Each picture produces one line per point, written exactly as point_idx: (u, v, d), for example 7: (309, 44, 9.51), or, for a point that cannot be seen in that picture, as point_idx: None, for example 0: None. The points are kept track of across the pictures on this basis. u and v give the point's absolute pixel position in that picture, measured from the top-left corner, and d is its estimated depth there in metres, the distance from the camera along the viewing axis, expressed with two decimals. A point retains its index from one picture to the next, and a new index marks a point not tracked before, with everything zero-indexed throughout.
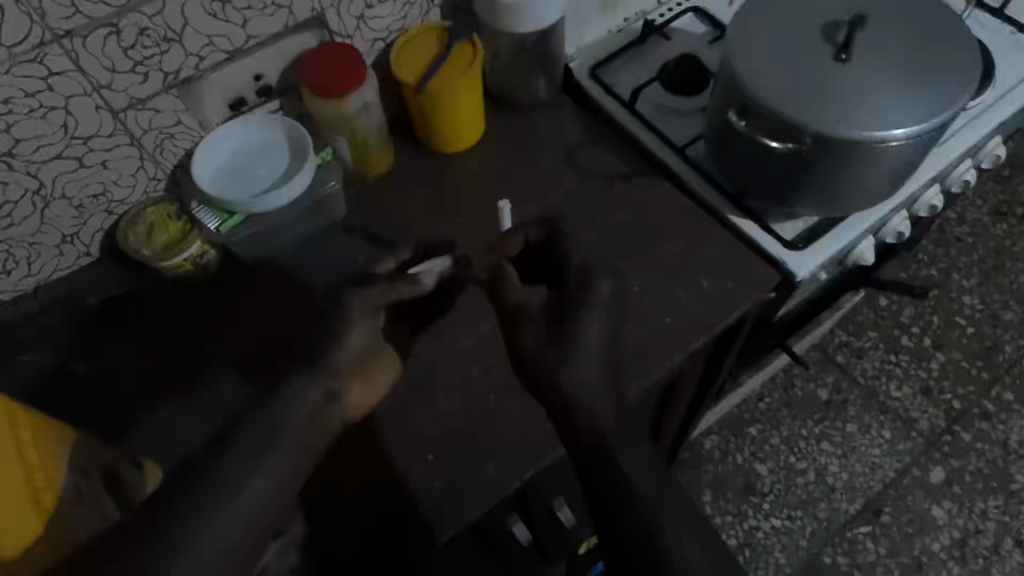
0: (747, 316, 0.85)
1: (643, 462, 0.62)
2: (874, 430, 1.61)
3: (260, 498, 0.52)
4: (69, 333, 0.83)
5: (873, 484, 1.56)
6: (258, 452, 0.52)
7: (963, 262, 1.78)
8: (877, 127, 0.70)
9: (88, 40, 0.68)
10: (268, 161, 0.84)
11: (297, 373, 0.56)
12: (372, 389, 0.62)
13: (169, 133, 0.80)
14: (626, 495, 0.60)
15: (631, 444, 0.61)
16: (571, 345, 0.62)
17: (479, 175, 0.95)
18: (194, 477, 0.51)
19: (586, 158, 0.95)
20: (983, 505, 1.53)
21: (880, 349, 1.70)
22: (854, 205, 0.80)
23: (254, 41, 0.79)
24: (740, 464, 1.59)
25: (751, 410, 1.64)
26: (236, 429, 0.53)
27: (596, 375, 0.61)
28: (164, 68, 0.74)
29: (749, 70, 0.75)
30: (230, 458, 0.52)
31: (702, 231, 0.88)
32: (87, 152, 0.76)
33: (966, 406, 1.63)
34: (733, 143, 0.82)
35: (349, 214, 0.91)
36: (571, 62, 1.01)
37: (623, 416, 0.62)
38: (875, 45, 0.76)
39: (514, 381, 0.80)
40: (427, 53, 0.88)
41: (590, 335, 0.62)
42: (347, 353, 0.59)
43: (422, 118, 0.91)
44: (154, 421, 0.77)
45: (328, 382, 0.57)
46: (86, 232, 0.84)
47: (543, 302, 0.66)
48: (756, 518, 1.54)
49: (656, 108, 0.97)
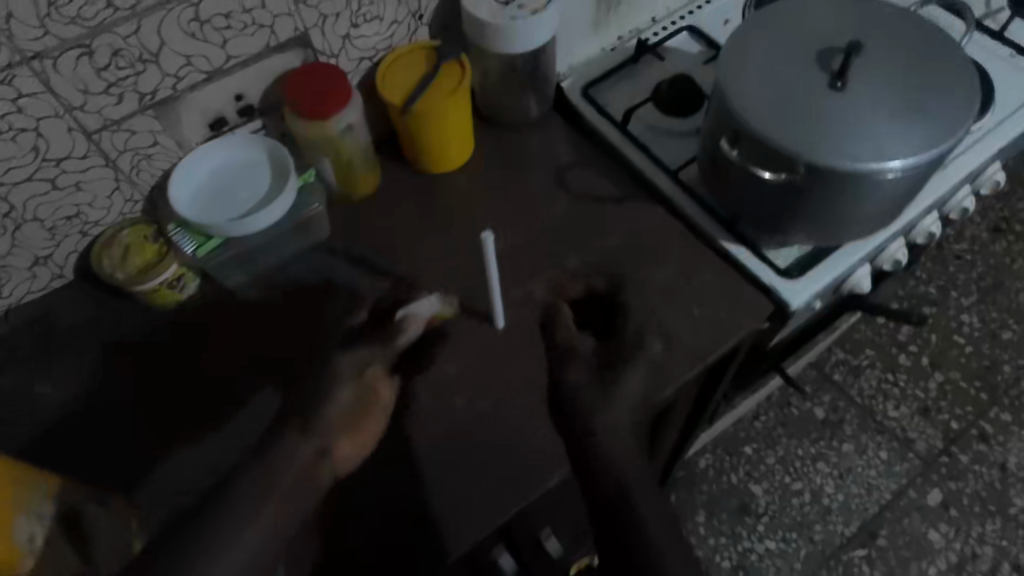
0: (741, 346, 0.83)
1: (652, 496, 0.62)
2: (871, 451, 1.58)
3: (252, 544, 0.59)
4: (40, 358, 0.82)
5: (869, 506, 1.53)
6: (252, 503, 0.60)
7: (961, 279, 1.76)
8: (872, 158, 0.68)
9: (59, 61, 0.67)
10: (249, 183, 0.82)
11: (289, 435, 0.64)
12: (365, 439, 0.69)
13: (146, 154, 0.79)
14: (635, 523, 0.60)
15: (642, 481, 0.63)
16: (610, 391, 0.67)
17: (467, 196, 0.93)
18: (194, 526, 0.59)
19: (577, 179, 0.93)
20: (981, 529, 1.51)
21: (877, 368, 1.67)
22: (848, 234, 0.78)
23: (235, 61, 0.78)
24: (734, 484, 1.57)
25: (746, 428, 1.62)
26: (234, 481, 0.62)
27: (626, 422, 0.66)
28: (140, 89, 0.73)
29: (740, 98, 0.73)
30: (224, 509, 0.60)
31: (695, 256, 0.86)
32: (59, 174, 0.75)
33: (963, 426, 1.60)
34: (725, 170, 0.80)
35: (332, 235, 0.89)
36: (563, 80, 1.00)
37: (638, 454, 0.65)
38: (872, 72, 0.73)
39: (498, 411, 0.77)
40: (414, 72, 0.86)
41: (629, 387, 0.68)
42: (338, 409, 0.67)
43: (410, 138, 0.89)
44: (123, 450, 0.76)
45: (318, 442, 0.65)
46: (59, 254, 0.83)
47: (592, 350, 0.73)
48: (751, 540, 1.51)
49: (648, 129, 0.95)
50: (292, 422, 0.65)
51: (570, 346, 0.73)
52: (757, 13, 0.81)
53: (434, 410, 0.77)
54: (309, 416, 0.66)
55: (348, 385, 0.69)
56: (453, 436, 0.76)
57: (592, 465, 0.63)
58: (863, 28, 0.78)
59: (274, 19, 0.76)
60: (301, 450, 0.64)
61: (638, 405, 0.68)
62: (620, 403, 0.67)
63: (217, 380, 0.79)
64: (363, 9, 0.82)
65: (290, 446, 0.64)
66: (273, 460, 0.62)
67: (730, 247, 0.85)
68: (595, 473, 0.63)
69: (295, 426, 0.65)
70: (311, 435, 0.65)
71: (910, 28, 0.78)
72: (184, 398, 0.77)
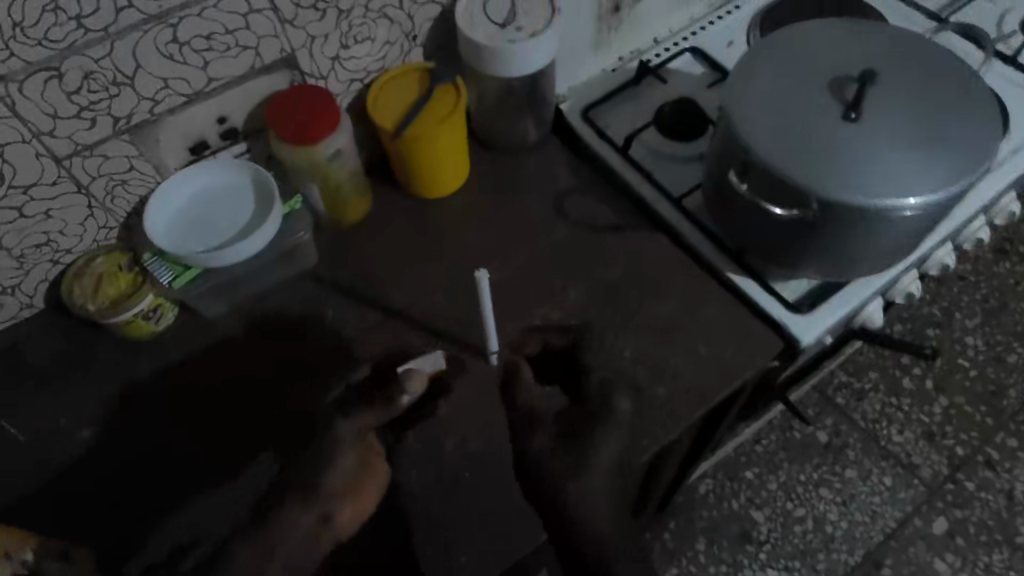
0: (746, 386, 0.80)
1: (634, 568, 0.66)
2: (875, 477, 1.41)
3: None
4: (9, 392, 0.78)
5: (873, 534, 1.36)
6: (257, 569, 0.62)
7: (964, 302, 1.58)
8: (890, 194, 0.65)
9: (26, 84, 0.63)
10: (230, 210, 0.78)
11: (293, 502, 0.64)
12: (364, 505, 0.65)
13: (121, 179, 0.76)
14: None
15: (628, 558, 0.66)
16: (583, 458, 0.68)
17: (461, 223, 0.89)
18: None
19: (576, 206, 0.90)
20: (988, 559, 1.34)
21: (880, 392, 1.49)
22: (860, 269, 0.75)
23: (217, 84, 0.74)
24: (734, 510, 1.39)
25: (747, 452, 1.44)
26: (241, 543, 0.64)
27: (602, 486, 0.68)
28: (114, 112, 0.70)
29: (748, 127, 0.70)
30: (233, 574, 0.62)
31: (698, 289, 0.83)
32: (28, 202, 0.71)
33: (969, 452, 1.42)
34: (731, 201, 0.76)
35: (319, 264, 0.85)
36: (561, 103, 0.96)
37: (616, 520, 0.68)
38: (888, 103, 0.70)
39: (492, 457, 0.73)
40: (407, 95, 0.82)
41: (602, 454, 0.69)
42: (340, 475, 0.65)
43: (401, 161, 0.85)
44: (95, 491, 0.73)
45: (323, 507, 0.64)
46: (28, 283, 0.79)
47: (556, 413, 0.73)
48: (752, 571, 1.34)
49: (651, 154, 0.92)
50: (295, 489, 0.64)
51: (531, 409, 0.73)
52: (766, 38, 0.77)
53: (423, 455, 0.73)
54: (310, 485, 0.64)
55: (348, 451, 0.66)
56: (444, 480, 0.72)
57: (568, 526, 0.66)
58: (877, 55, 0.74)
59: (259, 40, 0.73)
60: (301, 521, 0.63)
61: (616, 467, 0.69)
62: (596, 469, 0.68)
63: (195, 417, 0.76)
64: (354, 30, 0.78)
65: (292, 513, 0.63)
66: (275, 529, 0.63)
67: (736, 279, 0.82)
68: (571, 534, 0.66)
69: (296, 496, 0.64)
70: (311, 506, 0.64)
71: (926, 55, 0.74)
72: (164, 446, 0.75)
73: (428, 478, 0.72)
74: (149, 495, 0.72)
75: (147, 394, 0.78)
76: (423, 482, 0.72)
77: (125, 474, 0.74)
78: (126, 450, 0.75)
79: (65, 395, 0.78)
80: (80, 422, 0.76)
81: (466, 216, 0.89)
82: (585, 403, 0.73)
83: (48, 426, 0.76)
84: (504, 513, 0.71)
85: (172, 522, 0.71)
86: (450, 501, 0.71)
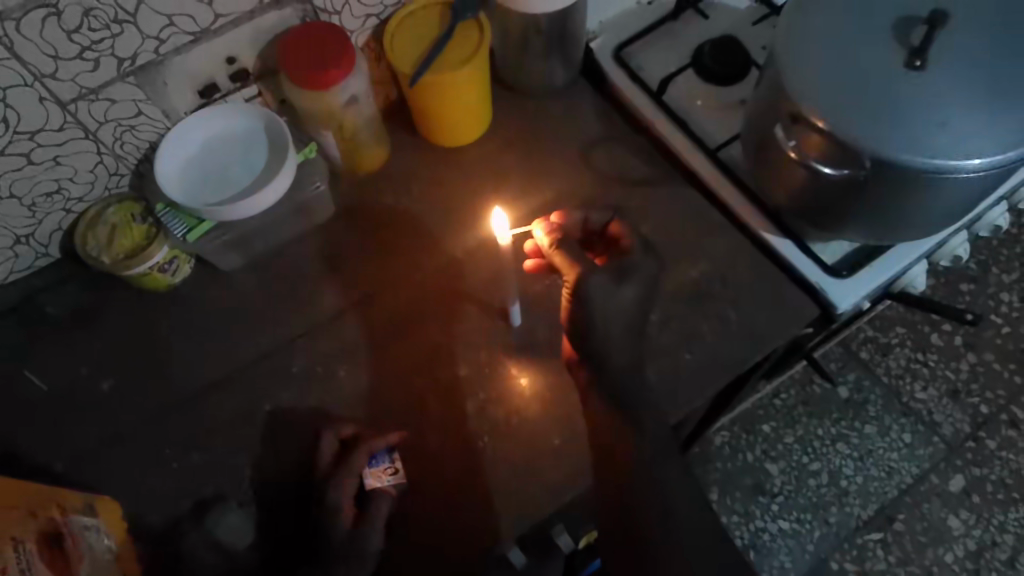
0: (774, 353, 0.77)
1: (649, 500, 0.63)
2: (894, 433, 1.34)
3: None
4: (29, 340, 0.78)
5: (888, 490, 1.31)
6: None
7: (1005, 254, 1.44)
8: (949, 156, 0.59)
9: (23, 23, 0.59)
10: (245, 157, 0.75)
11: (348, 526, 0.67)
12: (371, 426, 0.73)
13: (129, 125, 0.73)
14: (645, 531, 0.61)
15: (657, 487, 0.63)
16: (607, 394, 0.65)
17: (481, 174, 0.85)
18: None
19: (603, 159, 0.85)
20: (1003, 517, 1.28)
21: (906, 347, 1.40)
22: (909, 234, 0.70)
23: (224, 21, 0.69)
24: (749, 463, 1.35)
25: (765, 405, 1.38)
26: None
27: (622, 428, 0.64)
28: (118, 53, 0.66)
29: (797, 78, 0.64)
30: None
31: (732, 249, 0.79)
32: (34, 149, 0.69)
33: (993, 411, 1.34)
34: (777, 160, 0.71)
35: (335, 217, 0.83)
36: (592, 40, 0.89)
37: (625, 457, 0.63)
38: (956, 50, 0.62)
39: (510, 420, 0.73)
40: (428, 34, 0.77)
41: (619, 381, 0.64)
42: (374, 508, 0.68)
43: (418, 107, 0.80)
44: (116, 443, 0.74)
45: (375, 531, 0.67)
46: (41, 232, 0.77)
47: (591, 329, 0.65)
48: (764, 519, 1.31)
49: (686, 101, 0.86)
50: (336, 484, 0.68)
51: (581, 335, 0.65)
52: None
53: (442, 417, 0.73)
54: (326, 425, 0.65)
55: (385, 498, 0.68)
56: (462, 442, 0.72)
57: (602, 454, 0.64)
58: None
59: None
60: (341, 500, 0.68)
61: (634, 402, 0.64)
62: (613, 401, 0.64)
63: (215, 374, 0.76)
64: None
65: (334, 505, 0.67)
66: (326, 495, 0.68)
67: (773, 241, 0.78)
68: (605, 461, 0.64)
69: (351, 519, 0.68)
70: (353, 473, 0.68)
71: None
72: (182, 403, 0.75)
73: (446, 441, 0.72)
74: (168, 450, 0.73)
75: (165, 350, 0.78)
76: (441, 442, 0.72)
77: (147, 428, 0.74)
78: (148, 404, 0.75)
79: (82, 348, 0.78)
80: (100, 374, 0.77)
81: (490, 168, 0.85)
82: (596, 320, 0.64)
83: (68, 375, 0.77)
84: (520, 476, 0.70)
85: (193, 476, 0.72)
86: (468, 465, 0.71)
